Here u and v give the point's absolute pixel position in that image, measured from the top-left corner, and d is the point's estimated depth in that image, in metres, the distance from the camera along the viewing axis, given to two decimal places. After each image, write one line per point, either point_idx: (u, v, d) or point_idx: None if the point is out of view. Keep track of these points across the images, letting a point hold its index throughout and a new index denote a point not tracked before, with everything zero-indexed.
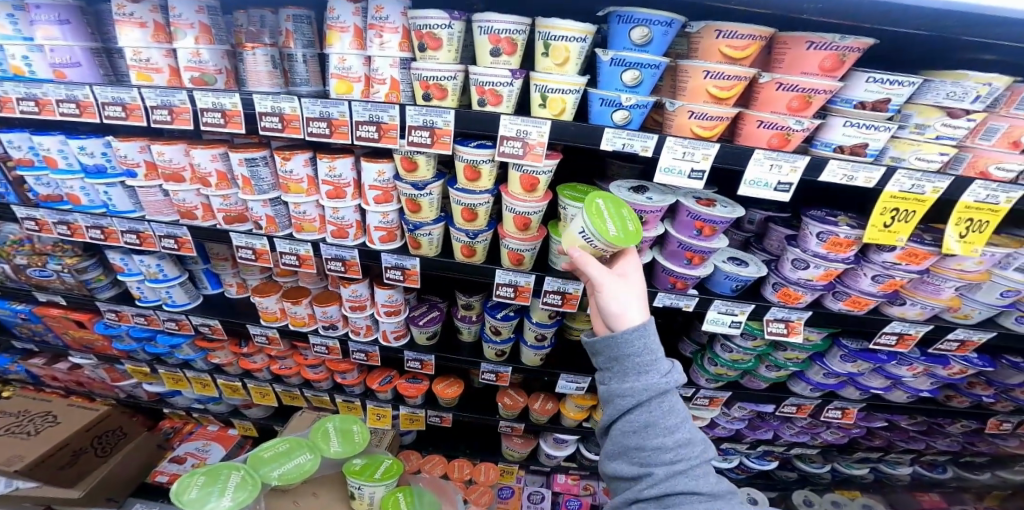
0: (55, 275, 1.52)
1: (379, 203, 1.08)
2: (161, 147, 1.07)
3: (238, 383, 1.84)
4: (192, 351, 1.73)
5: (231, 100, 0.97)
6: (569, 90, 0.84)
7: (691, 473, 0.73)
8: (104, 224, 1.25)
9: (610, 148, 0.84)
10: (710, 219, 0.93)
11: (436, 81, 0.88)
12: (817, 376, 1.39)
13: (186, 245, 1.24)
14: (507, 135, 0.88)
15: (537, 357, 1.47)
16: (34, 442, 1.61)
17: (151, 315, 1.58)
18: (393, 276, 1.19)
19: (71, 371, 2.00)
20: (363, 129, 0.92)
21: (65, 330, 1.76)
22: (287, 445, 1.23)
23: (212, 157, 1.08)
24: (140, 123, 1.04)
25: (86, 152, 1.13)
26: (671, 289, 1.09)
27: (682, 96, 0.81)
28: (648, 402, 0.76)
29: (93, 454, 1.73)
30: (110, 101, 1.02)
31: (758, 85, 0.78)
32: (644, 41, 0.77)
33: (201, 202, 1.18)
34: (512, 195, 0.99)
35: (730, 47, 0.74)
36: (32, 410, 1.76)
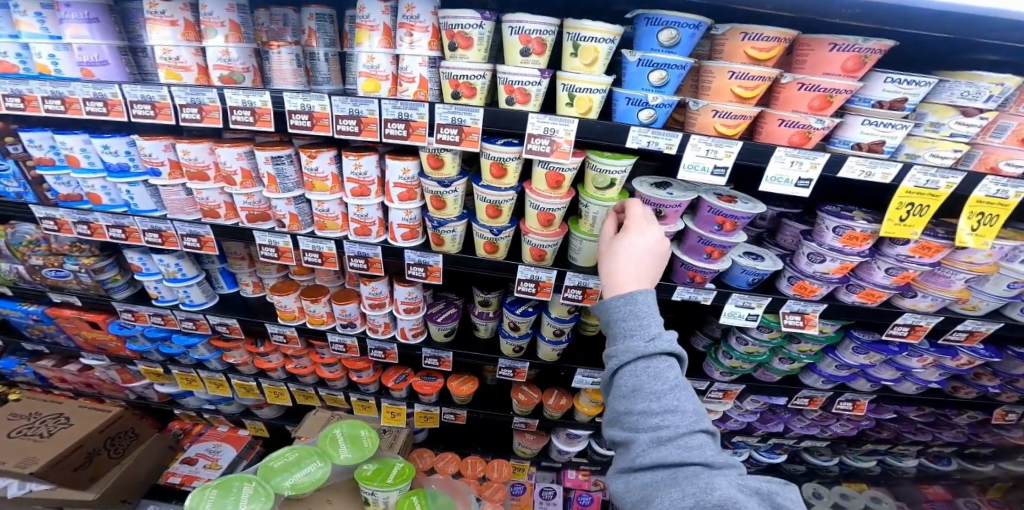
0: (71, 276, 1.52)
1: (403, 200, 1.10)
2: (187, 145, 1.08)
3: (253, 382, 1.85)
4: (206, 351, 1.74)
5: (261, 99, 0.97)
6: (596, 90, 0.87)
7: (682, 438, 0.66)
8: (126, 223, 1.26)
9: (636, 146, 0.87)
10: (732, 214, 0.96)
11: (466, 80, 0.90)
12: (829, 368, 1.44)
13: (209, 244, 1.25)
14: (535, 133, 0.91)
15: (554, 352, 1.50)
16: (46, 444, 1.62)
17: (167, 315, 1.59)
18: (415, 273, 1.21)
19: (82, 372, 2.00)
20: (392, 127, 0.94)
21: (79, 332, 1.76)
22: (295, 455, 1.22)
23: (238, 156, 1.09)
24: (168, 121, 1.04)
25: (109, 151, 1.13)
26: (689, 283, 1.13)
27: (706, 95, 0.84)
28: (634, 365, 0.73)
29: (106, 456, 1.73)
30: (139, 99, 1.02)
31: (780, 85, 0.81)
32: (671, 42, 0.80)
33: (224, 200, 1.19)
34: (536, 192, 1.02)
35: (756, 49, 0.77)
36: (44, 412, 1.77)
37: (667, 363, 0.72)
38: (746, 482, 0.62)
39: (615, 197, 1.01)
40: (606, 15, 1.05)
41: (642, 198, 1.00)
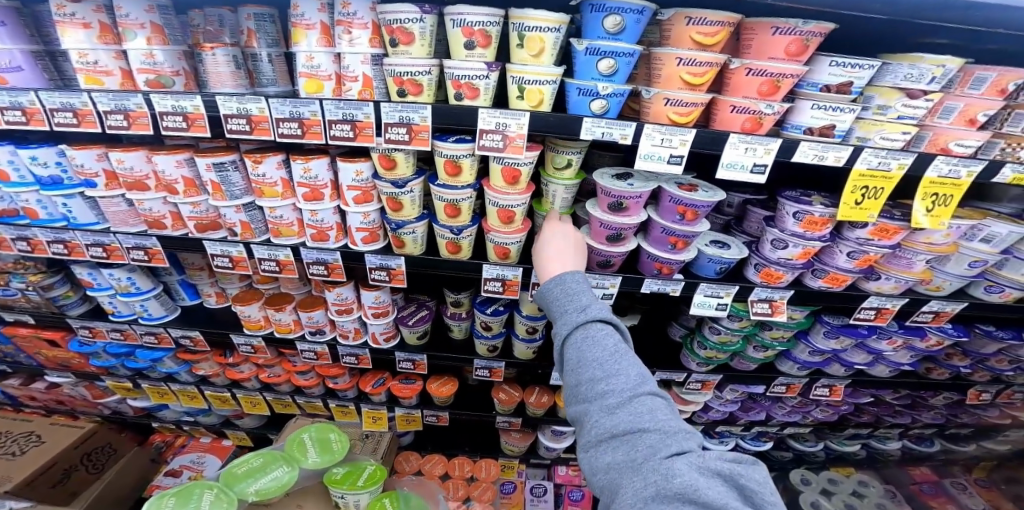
0: (20, 294, 1.46)
1: (359, 203, 1.07)
2: (119, 154, 1.03)
3: (227, 393, 1.81)
4: (175, 364, 1.69)
5: (193, 103, 0.94)
6: (546, 81, 0.84)
7: (634, 408, 0.65)
8: (66, 237, 1.21)
9: (590, 137, 0.85)
10: (692, 203, 0.94)
11: (410, 77, 0.88)
12: (803, 354, 1.50)
13: (157, 256, 1.22)
14: (486, 128, 0.89)
15: (528, 350, 1.49)
16: (19, 463, 1.55)
17: (127, 330, 1.54)
18: (378, 276, 1.18)
19: (50, 389, 1.94)
20: (337, 128, 0.91)
21: (38, 350, 1.71)
22: (261, 460, 1.18)
23: (177, 163, 1.04)
24: (94, 129, 1.01)
25: (38, 162, 1.08)
26: (657, 275, 1.12)
27: (657, 83, 0.81)
28: (578, 340, 0.74)
29: (85, 472, 1.70)
30: (59, 107, 0.99)
31: (729, 71, 0.78)
32: (617, 29, 0.78)
33: (169, 210, 1.15)
34: (494, 189, 1.00)
35: (702, 34, 0.75)
36: (14, 430, 1.68)
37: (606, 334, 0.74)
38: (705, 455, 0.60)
39: (571, 177, 1.01)
40: (554, 6, 1.02)
41: (602, 190, 0.99)
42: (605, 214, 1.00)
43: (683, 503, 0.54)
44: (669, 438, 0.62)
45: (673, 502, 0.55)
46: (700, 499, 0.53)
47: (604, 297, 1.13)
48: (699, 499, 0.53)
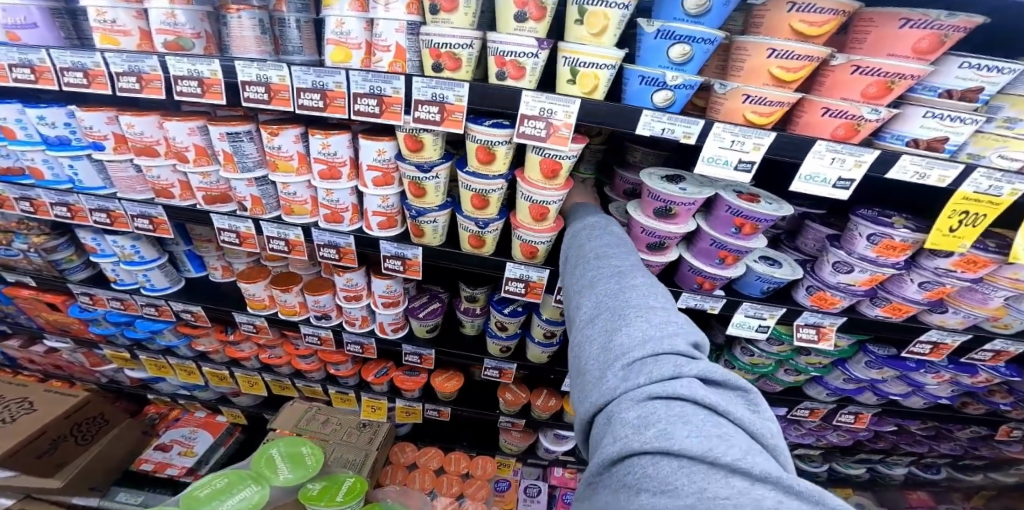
0: (21, 255, 1.39)
1: (378, 185, 0.98)
2: (130, 118, 0.95)
3: (225, 371, 1.75)
4: (174, 337, 1.62)
5: (210, 68, 0.85)
6: (603, 65, 0.73)
7: (616, 320, 0.62)
8: (70, 200, 1.14)
9: (647, 133, 0.74)
10: (752, 215, 0.83)
11: (448, 50, 0.77)
12: (835, 381, 1.42)
13: (162, 225, 1.13)
14: (528, 114, 0.79)
15: (543, 354, 1.41)
16: (8, 430, 1.49)
17: (127, 299, 1.47)
18: (392, 266, 1.10)
19: (48, 354, 1.88)
20: (362, 102, 0.82)
21: (39, 313, 1.64)
22: (225, 481, 1.04)
23: (189, 130, 0.95)
24: (105, 91, 0.92)
25: (46, 123, 1.01)
26: (696, 289, 1.02)
27: (736, 77, 0.69)
28: (585, 254, 0.81)
29: (73, 442, 1.63)
30: (69, 66, 0.91)
31: (828, 68, 0.67)
32: (699, 11, 0.66)
33: (179, 179, 1.06)
34: (530, 183, 0.90)
35: (805, 22, 0.62)
36: (8, 395, 1.64)
37: (613, 242, 0.83)
38: (690, 382, 0.51)
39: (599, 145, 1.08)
40: None
41: (650, 192, 0.88)
42: (650, 219, 0.90)
43: (653, 455, 0.45)
44: (648, 364, 0.54)
45: (642, 454, 0.46)
46: (672, 447, 0.44)
47: None
48: (672, 446, 0.44)
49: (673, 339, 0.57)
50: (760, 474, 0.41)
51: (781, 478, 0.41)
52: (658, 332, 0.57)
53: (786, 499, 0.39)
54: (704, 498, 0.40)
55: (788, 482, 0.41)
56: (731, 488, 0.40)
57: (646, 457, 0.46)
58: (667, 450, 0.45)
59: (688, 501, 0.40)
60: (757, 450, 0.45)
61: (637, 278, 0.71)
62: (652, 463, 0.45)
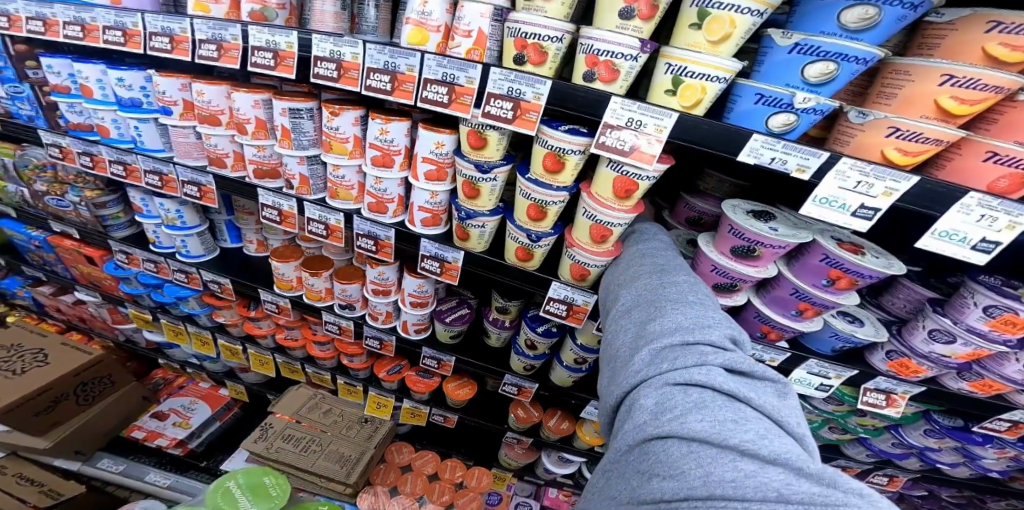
0: (71, 207, 1.34)
1: (430, 180, 0.91)
2: (201, 85, 0.94)
3: (239, 346, 1.66)
4: (197, 306, 1.54)
5: (287, 40, 0.86)
6: (715, 77, 0.63)
7: (647, 314, 0.63)
8: (128, 161, 1.13)
9: (752, 161, 0.64)
10: (854, 270, 0.71)
11: (535, 41, 0.71)
12: (881, 443, 1.29)
13: (209, 196, 1.11)
14: (613, 123, 0.69)
15: (568, 378, 1.29)
16: (15, 383, 1.37)
17: (162, 263, 1.40)
18: (428, 266, 1.02)
19: (76, 306, 1.80)
20: (432, 90, 0.78)
21: (76, 264, 1.57)
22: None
23: (254, 104, 0.94)
24: (186, 58, 0.95)
25: (122, 85, 1.01)
26: (758, 338, 0.90)
27: (888, 105, 0.61)
28: (636, 256, 0.79)
29: (73, 402, 1.50)
30: (159, 31, 0.95)
31: (1011, 103, 0.57)
32: (862, 25, 0.56)
33: (234, 150, 1.05)
34: (598, 200, 0.78)
35: (1005, 46, 0.53)
36: (25, 344, 1.52)
37: (662, 244, 0.82)
38: (712, 370, 0.50)
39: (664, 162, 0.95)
40: None
41: (730, 227, 0.75)
42: (725, 257, 0.78)
43: (663, 440, 0.46)
44: (673, 355, 0.54)
45: (654, 440, 0.47)
46: (683, 431, 0.45)
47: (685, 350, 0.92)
48: (683, 431, 0.45)
49: (703, 331, 0.56)
50: (771, 459, 0.41)
51: (795, 462, 0.40)
52: (687, 325, 0.57)
53: (796, 482, 0.38)
54: (710, 482, 0.40)
55: (800, 466, 0.40)
56: (738, 471, 0.40)
57: (660, 442, 0.47)
58: (678, 435, 0.45)
59: (692, 483, 0.41)
60: (776, 435, 0.44)
61: (680, 275, 0.70)
62: (665, 448, 0.46)
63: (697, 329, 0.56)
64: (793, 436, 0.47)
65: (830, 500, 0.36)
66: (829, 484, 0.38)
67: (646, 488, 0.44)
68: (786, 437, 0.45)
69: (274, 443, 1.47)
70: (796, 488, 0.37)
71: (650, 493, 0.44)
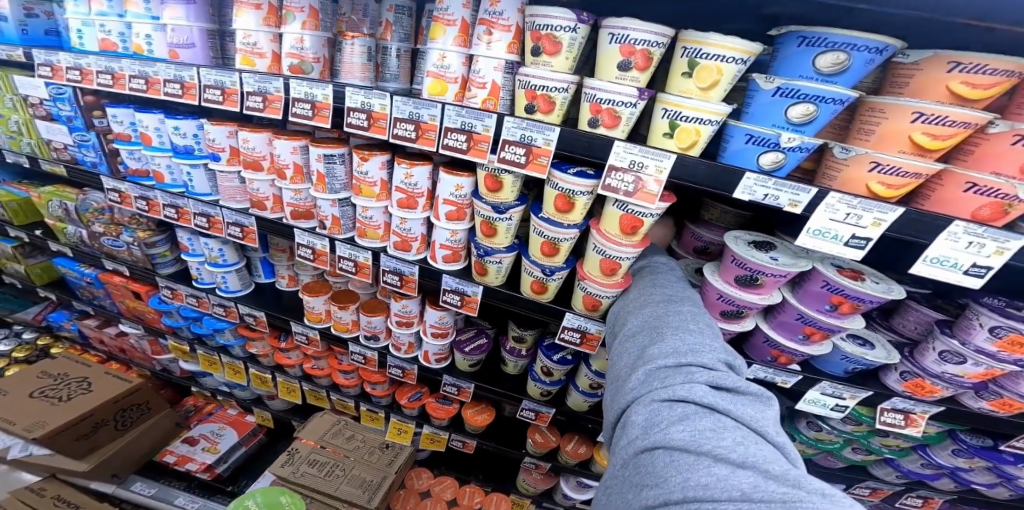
0: (125, 247, 1.47)
1: (450, 219, 1.00)
2: (248, 133, 1.05)
3: (269, 375, 1.74)
4: (232, 337, 1.63)
5: (324, 92, 0.95)
6: (708, 121, 0.69)
7: (647, 341, 0.68)
8: (180, 204, 1.25)
9: (746, 197, 0.69)
10: (855, 295, 0.74)
11: (545, 92, 0.79)
12: (910, 464, 1.27)
13: (251, 235, 1.21)
14: (618, 165, 0.75)
15: (584, 403, 1.32)
16: (61, 409, 1.49)
17: (203, 298, 1.50)
18: (450, 300, 1.09)
19: (117, 337, 1.91)
20: (452, 137, 0.87)
21: (123, 299, 1.69)
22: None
23: (293, 149, 1.04)
24: (234, 107, 1.06)
25: (178, 132, 1.12)
26: (768, 361, 0.92)
27: (866, 141, 0.65)
28: (646, 283, 0.85)
29: (113, 427, 1.60)
30: (212, 84, 1.06)
31: (981, 136, 0.61)
32: (835, 69, 0.61)
33: (273, 193, 1.15)
34: (606, 236, 0.84)
35: (967, 84, 0.57)
36: (72, 374, 1.64)
37: (673, 276, 0.86)
38: (696, 386, 0.56)
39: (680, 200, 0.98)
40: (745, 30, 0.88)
41: (732, 257, 0.79)
42: (729, 285, 0.81)
43: (651, 451, 0.52)
44: (665, 375, 0.60)
45: (644, 452, 0.53)
46: (666, 442, 0.51)
47: None
48: (666, 442, 0.51)
49: (695, 354, 0.61)
50: (740, 462, 0.46)
51: (760, 464, 0.46)
52: (680, 352, 0.62)
53: (760, 482, 0.44)
54: (685, 486, 0.46)
55: (766, 468, 0.45)
56: (711, 475, 0.46)
57: (648, 454, 0.53)
58: (663, 446, 0.51)
59: (671, 489, 0.47)
60: (750, 441, 0.50)
61: (684, 304, 0.74)
62: (652, 459, 0.52)
63: (690, 352, 0.62)
64: (773, 444, 0.52)
65: (787, 497, 0.41)
66: (793, 483, 0.43)
67: (638, 497, 0.50)
68: (760, 443, 0.50)
69: (300, 468, 1.51)
70: (759, 488, 0.43)
71: (640, 501, 0.50)
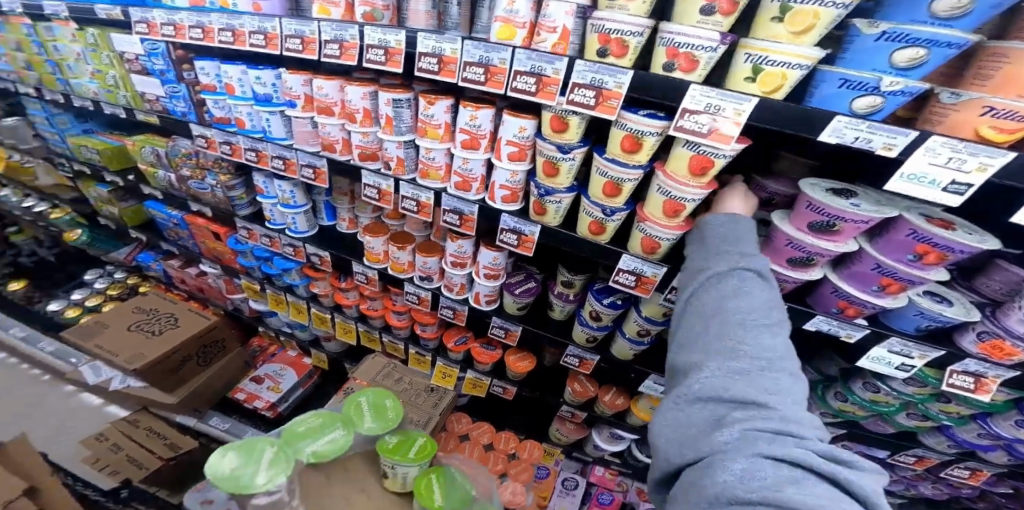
0: (209, 189, 1.60)
1: (512, 159, 1.01)
2: (322, 81, 1.09)
3: (328, 315, 1.88)
4: (297, 277, 1.76)
5: (397, 38, 0.97)
6: (796, 66, 0.65)
7: (740, 394, 0.58)
8: (259, 147, 1.32)
9: (834, 141, 0.66)
10: (944, 244, 0.71)
11: (619, 36, 0.77)
12: (965, 435, 1.25)
13: (322, 177, 1.28)
14: (692, 108, 0.73)
15: (630, 352, 1.36)
16: (155, 342, 1.67)
17: (274, 237, 1.62)
18: (507, 239, 1.13)
19: (197, 277, 2.09)
20: (522, 80, 0.86)
21: (204, 239, 1.85)
22: (238, 452, 0.78)
23: (363, 95, 1.08)
24: (313, 56, 1.10)
25: (259, 82, 1.19)
26: (834, 314, 0.91)
27: (979, 88, 0.61)
28: (718, 293, 0.72)
29: (194, 364, 1.81)
30: (292, 33, 1.10)
31: None
32: (952, 14, 0.56)
33: (343, 136, 1.20)
34: (671, 177, 0.83)
35: None
36: (161, 309, 1.82)
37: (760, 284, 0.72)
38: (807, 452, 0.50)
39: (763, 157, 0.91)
40: None
41: (807, 203, 0.77)
42: (800, 232, 0.80)
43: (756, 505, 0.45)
44: (768, 431, 0.52)
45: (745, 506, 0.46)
46: (783, 501, 0.43)
47: None
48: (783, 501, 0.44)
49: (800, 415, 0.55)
50: None
51: None
52: (781, 423, 0.53)
53: None
54: None
55: None
56: None
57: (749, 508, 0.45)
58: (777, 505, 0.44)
59: None
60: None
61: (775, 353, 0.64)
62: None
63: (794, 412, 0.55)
64: None
65: None
66: None
67: None
68: None
69: None
70: None
71: None
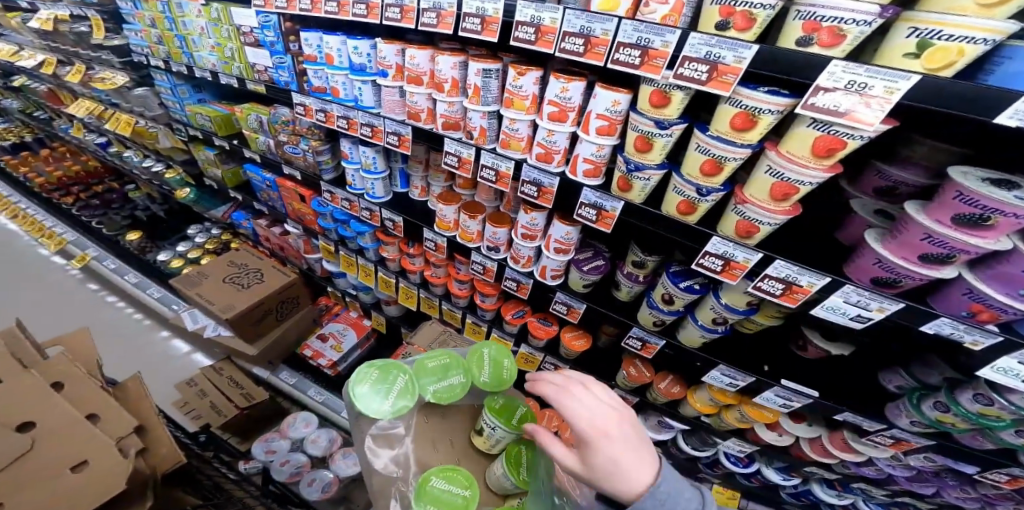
0: (302, 154, 1.71)
1: (599, 134, 0.99)
2: (415, 50, 1.12)
3: (393, 280, 1.96)
4: (370, 240, 1.86)
5: (494, 6, 0.97)
6: (977, 39, 0.59)
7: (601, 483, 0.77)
8: (351, 116, 1.38)
9: (1013, 123, 0.59)
10: None
11: (745, 8, 0.72)
12: None
13: (405, 144, 1.31)
14: (828, 85, 0.68)
15: (698, 339, 1.33)
16: (244, 296, 1.84)
17: (354, 201, 1.69)
18: (585, 214, 1.12)
19: (281, 236, 2.26)
20: (624, 52, 0.84)
21: (291, 202, 1.98)
22: (379, 373, 0.93)
23: (453, 64, 1.09)
24: (409, 25, 1.12)
25: (357, 52, 1.24)
26: (963, 318, 0.84)
27: None
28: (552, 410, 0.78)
29: (274, 319, 1.98)
30: (392, 2, 1.13)
31: None
32: None
33: (428, 106, 1.22)
34: (788, 157, 0.79)
35: None
36: (250, 264, 1.99)
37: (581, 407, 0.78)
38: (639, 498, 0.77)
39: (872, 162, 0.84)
40: None
41: (957, 193, 0.71)
42: (941, 225, 0.74)
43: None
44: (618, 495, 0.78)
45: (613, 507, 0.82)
46: None
47: (857, 319, 0.93)
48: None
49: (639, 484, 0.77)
50: None
51: None
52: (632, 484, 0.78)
53: None
54: None
55: None
56: None
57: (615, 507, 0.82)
58: None
59: None
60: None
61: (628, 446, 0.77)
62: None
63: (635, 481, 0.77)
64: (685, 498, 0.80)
65: None
66: None
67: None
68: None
69: None
70: None
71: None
